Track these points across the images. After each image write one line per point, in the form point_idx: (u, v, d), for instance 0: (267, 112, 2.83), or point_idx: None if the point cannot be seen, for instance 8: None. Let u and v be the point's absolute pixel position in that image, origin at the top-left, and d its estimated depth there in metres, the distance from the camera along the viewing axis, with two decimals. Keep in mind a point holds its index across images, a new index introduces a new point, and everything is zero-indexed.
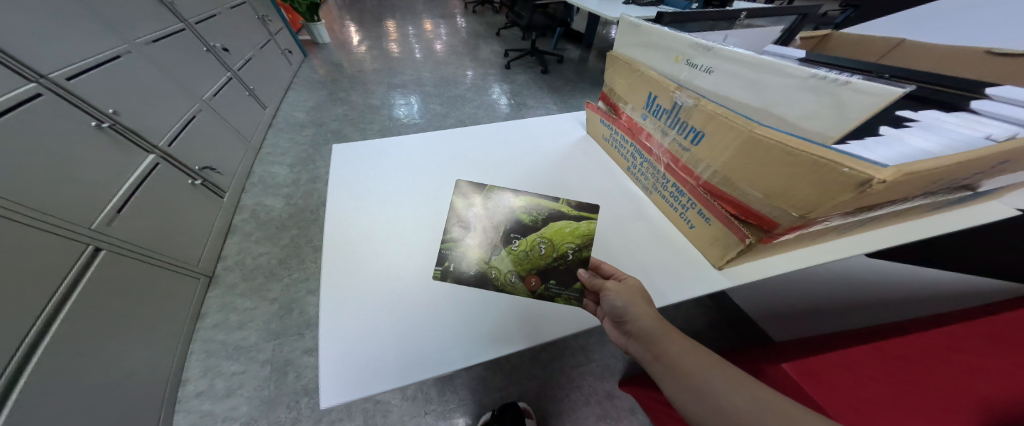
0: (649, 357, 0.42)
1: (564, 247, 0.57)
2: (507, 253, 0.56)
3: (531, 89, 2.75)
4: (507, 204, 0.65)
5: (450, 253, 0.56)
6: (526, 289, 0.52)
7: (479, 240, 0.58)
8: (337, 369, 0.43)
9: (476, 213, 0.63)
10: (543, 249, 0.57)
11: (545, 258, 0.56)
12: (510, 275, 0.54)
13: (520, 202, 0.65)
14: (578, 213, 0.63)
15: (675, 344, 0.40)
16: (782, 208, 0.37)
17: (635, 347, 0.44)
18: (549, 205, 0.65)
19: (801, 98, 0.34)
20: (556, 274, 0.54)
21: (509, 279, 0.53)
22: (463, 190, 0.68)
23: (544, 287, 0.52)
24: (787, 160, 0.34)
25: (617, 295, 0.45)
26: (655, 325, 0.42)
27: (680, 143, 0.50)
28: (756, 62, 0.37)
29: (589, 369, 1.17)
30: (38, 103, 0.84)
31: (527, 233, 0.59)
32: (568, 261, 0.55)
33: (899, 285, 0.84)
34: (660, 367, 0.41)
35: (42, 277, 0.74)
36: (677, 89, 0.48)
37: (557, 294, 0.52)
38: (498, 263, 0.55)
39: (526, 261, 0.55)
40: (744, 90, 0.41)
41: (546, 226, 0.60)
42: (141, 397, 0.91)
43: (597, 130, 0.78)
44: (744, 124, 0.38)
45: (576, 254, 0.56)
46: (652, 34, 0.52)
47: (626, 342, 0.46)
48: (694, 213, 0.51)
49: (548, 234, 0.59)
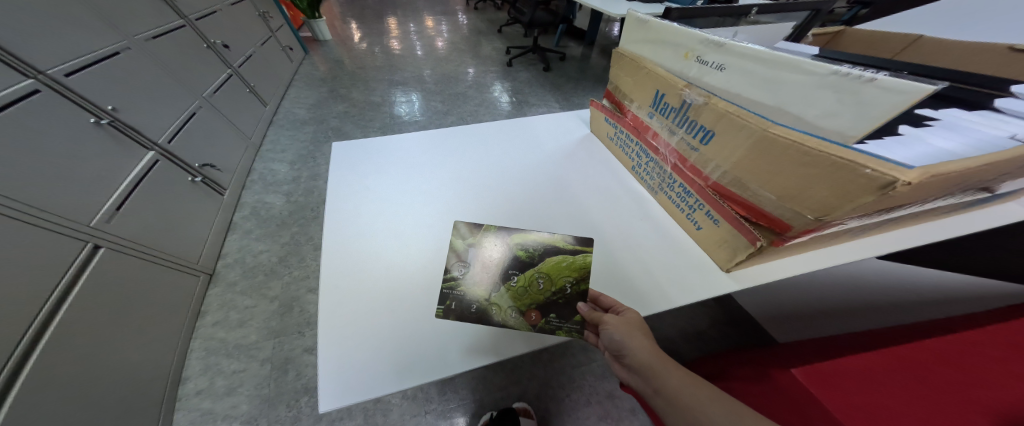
0: (649, 389, 0.41)
1: (561, 281, 0.52)
2: (506, 289, 0.51)
3: (533, 86, 2.73)
4: (506, 240, 0.58)
5: (451, 292, 0.50)
6: (526, 324, 0.47)
7: (480, 277, 0.52)
8: (335, 370, 0.42)
9: (477, 253, 0.56)
10: (541, 284, 0.52)
11: (544, 293, 0.51)
12: (509, 311, 0.49)
13: (517, 237, 0.58)
14: (574, 247, 0.56)
15: (674, 376, 0.39)
16: (796, 209, 0.35)
17: (634, 380, 0.43)
18: (547, 238, 0.58)
19: (819, 96, 0.33)
20: (557, 308, 0.49)
21: (508, 316, 0.48)
22: (461, 231, 0.59)
23: (545, 321, 0.48)
24: (804, 160, 0.33)
25: (617, 329, 0.43)
26: (654, 358, 0.41)
27: (689, 142, 0.48)
28: (771, 57, 0.36)
29: (590, 369, 1.16)
30: (35, 99, 0.83)
31: (523, 266, 0.54)
32: (567, 295, 0.51)
33: (905, 291, 0.84)
34: (660, 401, 0.39)
35: (42, 275, 0.74)
36: (687, 87, 0.46)
37: (558, 326, 0.47)
38: (496, 298, 0.50)
39: (525, 296, 0.50)
40: (757, 88, 0.39)
41: (544, 260, 0.55)
42: (141, 396, 0.91)
43: (601, 129, 0.77)
44: (758, 122, 0.37)
45: (574, 287, 0.51)
46: (661, 30, 0.51)
47: (627, 374, 0.45)
48: (702, 214, 0.50)
49: (546, 268, 0.54)
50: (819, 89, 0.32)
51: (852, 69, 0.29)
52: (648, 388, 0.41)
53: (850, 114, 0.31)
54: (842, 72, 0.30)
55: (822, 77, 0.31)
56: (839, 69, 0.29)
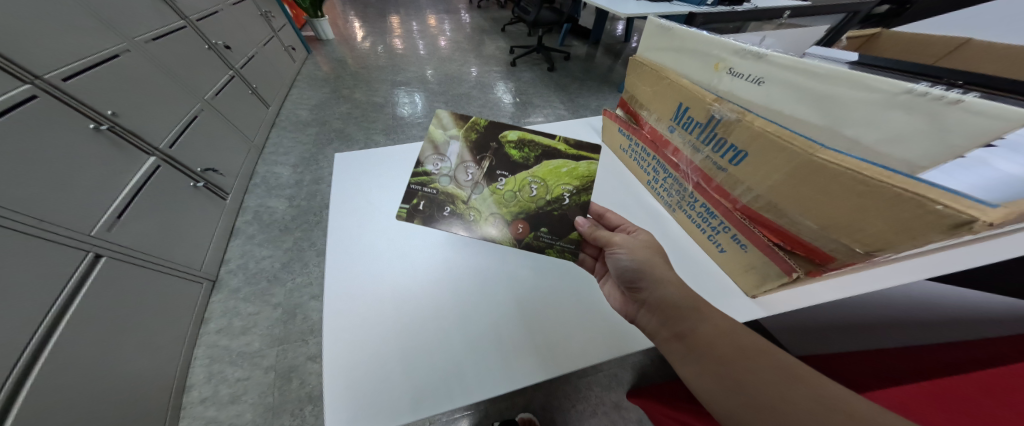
0: (664, 333, 0.40)
1: (559, 190, 0.58)
2: (496, 196, 0.58)
3: (537, 87, 2.69)
4: (495, 136, 0.62)
5: (421, 188, 0.61)
6: (513, 235, 0.55)
7: (455, 176, 0.60)
8: (342, 401, 0.39)
9: (455, 146, 0.62)
10: (533, 190, 0.58)
11: (536, 201, 0.57)
12: (497, 222, 0.56)
13: (512, 136, 0.62)
14: (576, 153, 0.62)
15: (704, 321, 0.38)
16: (843, 241, 0.33)
17: (650, 321, 0.42)
18: (544, 141, 0.62)
19: (878, 118, 0.30)
20: (548, 221, 0.55)
21: (495, 225, 0.56)
22: (442, 121, 0.65)
23: (533, 236, 0.55)
24: (856, 189, 0.30)
25: (631, 257, 0.44)
26: (678, 298, 0.39)
27: (715, 160, 0.46)
28: (824, 72, 0.33)
29: (597, 379, 1.12)
30: (33, 105, 0.81)
31: (515, 173, 0.59)
32: (562, 207, 0.56)
33: (944, 309, 0.74)
34: (676, 345, 0.38)
35: (42, 287, 0.72)
36: (716, 101, 0.44)
37: (546, 243, 0.54)
38: (482, 203, 0.58)
39: (515, 206, 0.57)
40: (800, 105, 0.36)
41: (539, 170, 0.59)
42: (145, 405, 0.89)
43: (613, 139, 0.74)
44: (803, 145, 0.34)
45: (572, 198, 0.57)
46: (687, 39, 0.49)
47: (636, 310, 0.44)
48: (727, 237, 0.47)
49: (541, 177, 0.59)
50: (883, 109, 0.29)
51: (932, 88, 0.26)
52: (667, 333, 0.39)
53: (919, 141, 0.28)
54: (919, 91, 0.27)
55: (891, 96, 0.28)
56: (916, 87, 0.27)
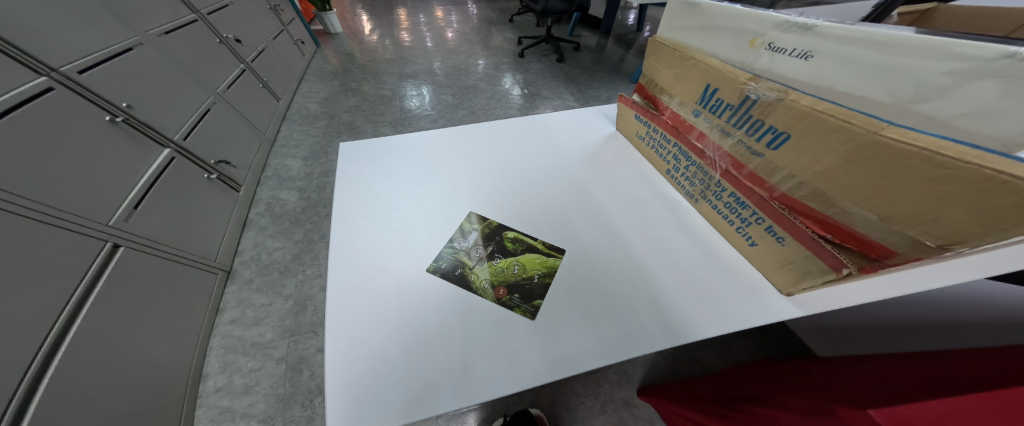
0: None
1: (533, 271, 0.50)
2: (487, 264, 0.52)
3: (546, 78, 2.62)
4: (506, 217, 0.59)
5: (446, 254, 0.53)
6: (493, 297, 0.48)
7: (473, 251, 0.53)
8: (342, 400, 0.37)
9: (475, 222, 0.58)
10: (516, 269, 0.51)
11: (515, 276, 0.50)
12: (484, 281, 0.49)
13: (516, 230, 0.56)
14: (558, 242, 0.54)
15: None
16: (909, 234, 0.29)
17: None
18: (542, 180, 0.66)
19: (967, 92, 0.25)
20: (524, 288, 0.48)
21: (481, 285, 0.49)
22: (470, 174, 0.67)
23: (508, 299, 0.47)
24: (929, 173, 0.26)
25: None
26: None
27: (750, 145, 0.42)
28: (891, 41, 0.28)
29: (606, 376, 1.09)
30: (51, 97, 0.81)
31: (510, 251, 0.53)
32: (533, 284, 0.49)
33: None
34: None
35: (64, 276, 0.73)
36: (752, 80, 0.40)
37: (518, 304, 0.46)
38: (478, 268, 0.51)
39: (501, 272, 0.51)
40: (862, 78, 0.32)
41: (524, 252, 0.53)
42: (164, 394, 0.91)
43: (629, 127, 0.70)
44: (861, 123, 0.30)
45: (543, 279, 0.49)
46: (717, 15, 0.45)
47: None
48: (760, 229, 0.44)
49: (525, 258, 0.52)
50: (968, 82, 0.25)
51: None
52: None
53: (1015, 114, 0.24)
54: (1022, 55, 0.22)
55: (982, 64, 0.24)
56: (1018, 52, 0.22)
